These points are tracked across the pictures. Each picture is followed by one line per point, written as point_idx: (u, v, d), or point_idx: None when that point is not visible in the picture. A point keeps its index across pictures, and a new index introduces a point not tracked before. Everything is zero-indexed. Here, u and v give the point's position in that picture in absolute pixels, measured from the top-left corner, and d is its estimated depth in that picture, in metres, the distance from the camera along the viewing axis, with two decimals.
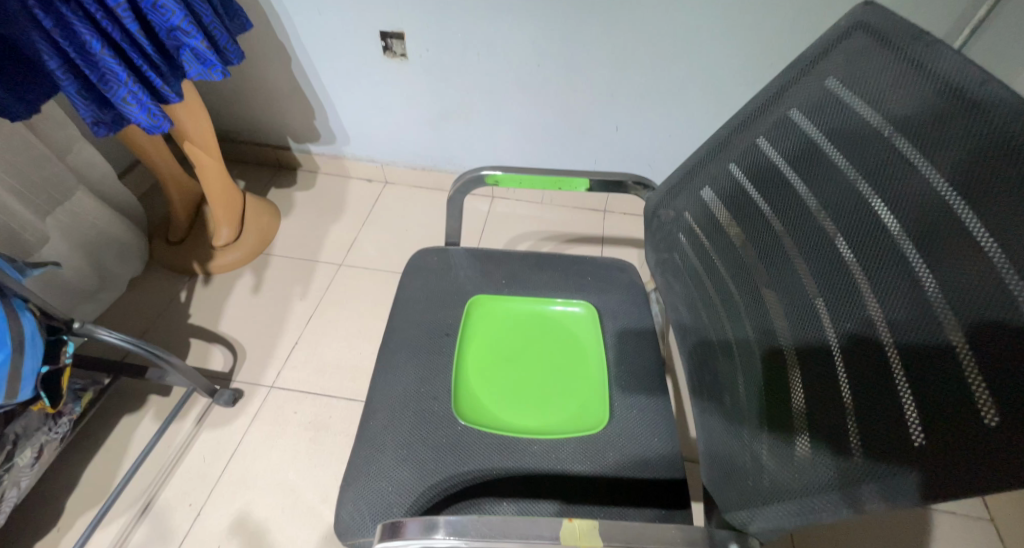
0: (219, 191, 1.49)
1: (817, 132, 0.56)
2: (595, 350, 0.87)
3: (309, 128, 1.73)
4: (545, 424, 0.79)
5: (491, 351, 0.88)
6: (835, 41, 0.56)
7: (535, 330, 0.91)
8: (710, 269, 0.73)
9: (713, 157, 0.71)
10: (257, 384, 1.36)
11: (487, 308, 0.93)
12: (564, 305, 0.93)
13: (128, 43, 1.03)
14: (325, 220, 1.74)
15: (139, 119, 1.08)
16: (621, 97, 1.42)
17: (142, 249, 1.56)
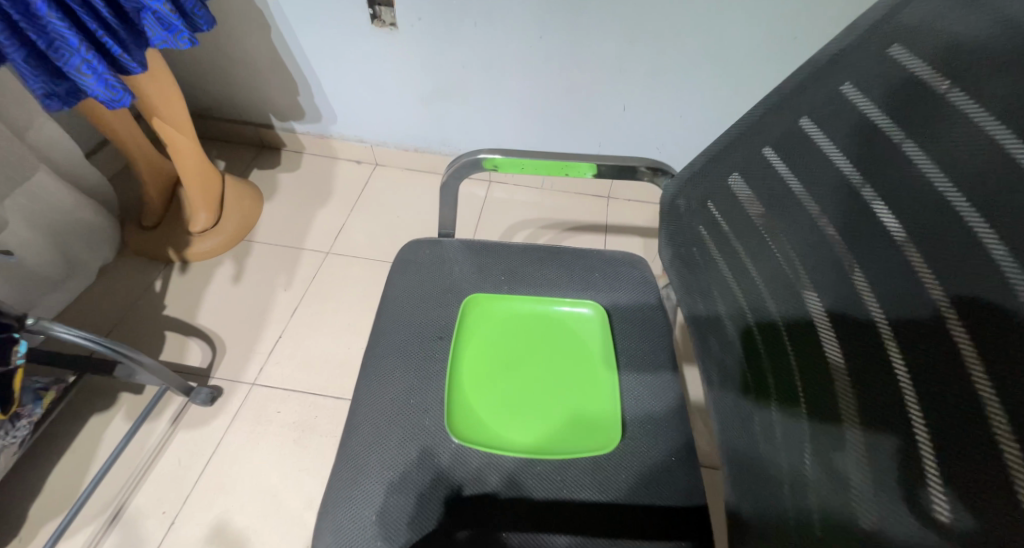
0: (195, 172, 1.39)
1: (873, 105, 0.47)
2: (604, 356, 0.79)
3: (293, 105, 1.62)
4: (549, 442, 0.71)
5: (489, 356, 0.79)
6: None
7: (538, 332, 0.82)
8: (732, 262, 0.64)
9: (742, 143, 0.61)
10: (237, 381, 1.27)
11: (484, 307, 0.84)
12: (570, 304, 0.84)
13: (80, 5, 0.91)
14: (312, 205, 1.64)
15: (97, 93, 0.97)
16: (629, 74, 1.32)
17: (114, 235, 1.45)
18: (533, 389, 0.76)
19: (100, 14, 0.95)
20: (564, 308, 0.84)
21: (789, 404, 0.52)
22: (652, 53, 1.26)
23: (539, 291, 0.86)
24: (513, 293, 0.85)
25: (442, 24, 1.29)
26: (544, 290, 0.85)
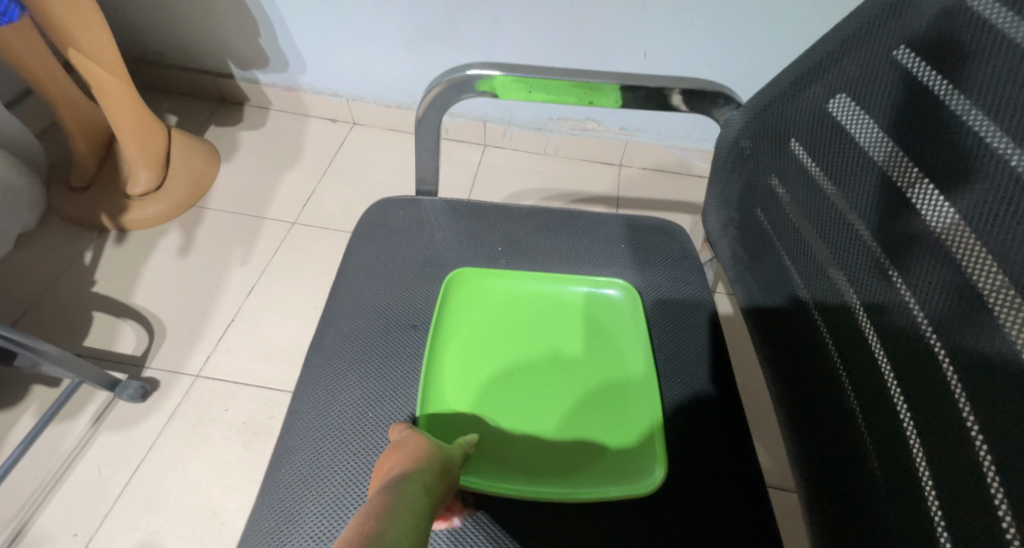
0: (132, 125, 1.15)
1: None
2: (637, 353, 0.58)
3: (254, 49, 1.38)
4: (566, 477, 0.50)
5: (480, 353, 0.58)
6: None
7: (547, 320, 0.61)
8: (807, 213, 0.50)
9: (850, 53, 0.44)
10: (177, 372, 1.06)
11: (474, 286, 0.63)
12: (590, 284, 0.63)
13: None
14: (277, 167, 1.41)
15: None
16: (652, 12, 1.10)
17: (37, 197, 1.22)
18: (542, 399, 0.55)
19: None
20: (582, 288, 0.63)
21: (905, 380, 0.39)
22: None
23: (549, 267, 0.65)
24: (514, 269, 0.64)
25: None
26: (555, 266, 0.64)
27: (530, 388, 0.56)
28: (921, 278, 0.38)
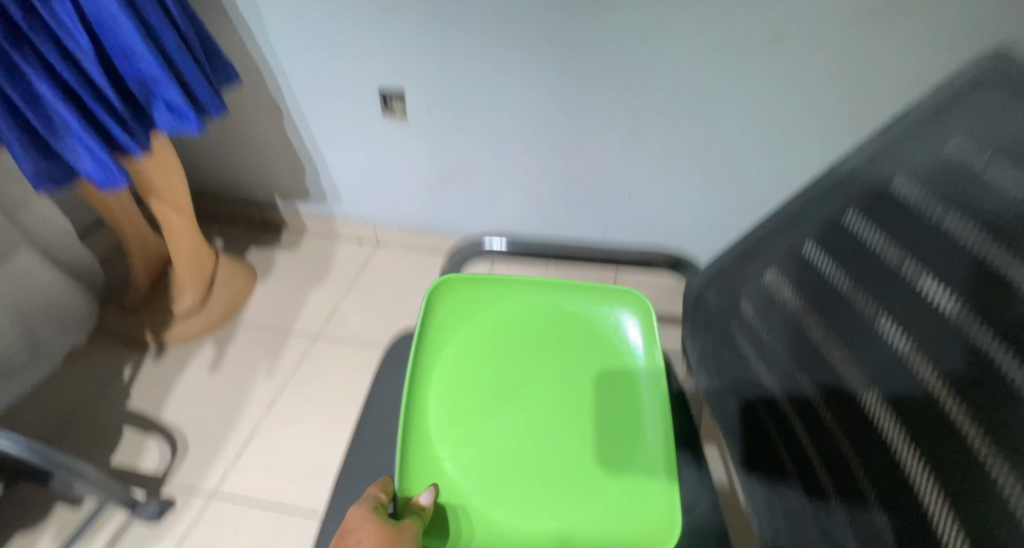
0: (188, 254, 1.30)
1: (936, 194, 0.38)
2: (623, 357, 0.75)
3: (298, 185, 1.58)
4: (576, 506, 0.64)
5: (458, 374, 0.73)
6: (956, 85, 0.38)
7: (534, 344, 0.76)
8: (816, 312, 0.48)
9: (785, 240, 0.52)
10: (195, 488, 1.12)
11: (454, 295, 0.77)
12: (611, 307, 0.78)
13: (87, 87, 0.77)
14: (306, 287, 1.55)
15: (93, 174, 0.81)
16: (642, 163, 1.26)
17: (92, 317, 1.36)
18: (522, 427, 0.69)
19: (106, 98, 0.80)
20: (604, 300, 0.78)
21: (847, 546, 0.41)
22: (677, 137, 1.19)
23: (535, 282, 0.78)
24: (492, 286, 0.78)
25: (456, 110, 1.26)
26: (564, 284, 0.78)
27: (519, 401, 0.71)
28: (960, 375, 0.34)
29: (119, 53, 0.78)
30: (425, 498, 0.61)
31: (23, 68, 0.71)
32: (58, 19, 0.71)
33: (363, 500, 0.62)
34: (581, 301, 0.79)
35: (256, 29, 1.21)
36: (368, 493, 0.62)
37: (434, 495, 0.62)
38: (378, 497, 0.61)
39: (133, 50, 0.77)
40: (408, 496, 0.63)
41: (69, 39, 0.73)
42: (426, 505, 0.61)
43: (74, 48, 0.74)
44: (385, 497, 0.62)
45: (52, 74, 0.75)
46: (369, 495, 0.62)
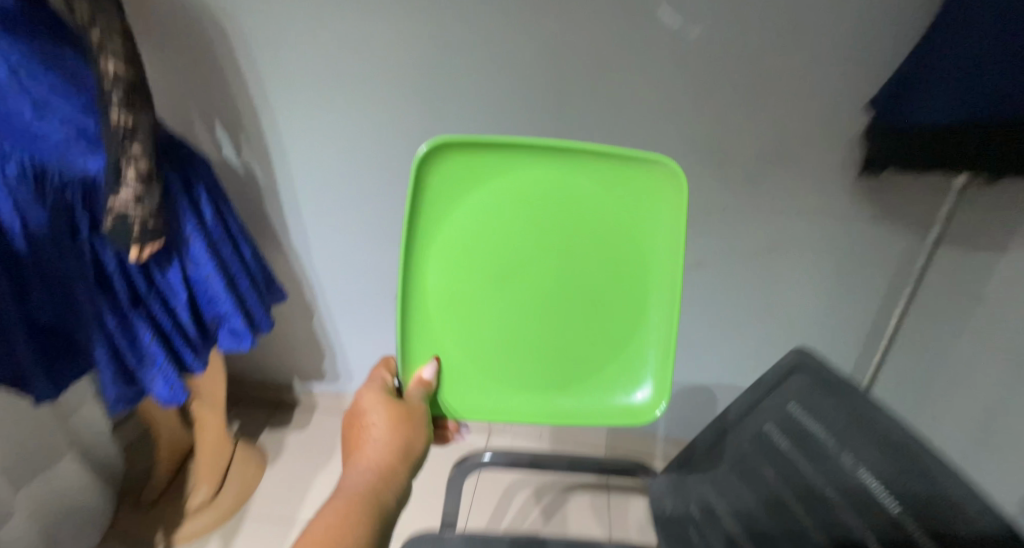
0: (212, 445, 1.41)
1: (788, 449, 0.55)
2: (664, 242, 0.59)
3: (315, 369, 1.69)
4: (565, 388, 0.66)
5: (454, 268, 0.60)
6: (778, 375, 0.58)
7: (541, 224, 0.60)
8: (765, 512, 0.55)
9: (674, 471, 0.65)
10: None
11: (442, 166, 0.56)
12: (639, 170, 0.57)
13: (176, 326, 0.93)
14: (314, 471, 1.59)
15: (162, 395, 0.94)
16: None
17: (107, 516, 1.39)
18: (528, 325, 0.63)
19: (187, 332, 0.95)
20: (627, 174, 0.58)
21: None
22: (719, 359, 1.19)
23: (541, 150, 0.57)
24: (490, 148, 0.56)
25: None
26: (580, 147, 0.56)
27: (525, 334, 0.63)
28: None
29: (206, 297, 0.94)
30: (428, 372, 0.62)
31: (135, 319, 0.88)
32: (167, 281, 0.89)
33: (372, 381, 0.64)
34: (599, 157, 0.57)
35: (305, 250, 1.16)
36: (375, 376, 0.65)
37: (437, 368, 0.63)
38: (386, 379, 0.64)
39: (217, 297, 0.94)
40: (409, 368, 0.63)
41: (171, 294, 0.90)
42: (427, 380, 0.62)
43: (174, 300, 0.91)
44: (391, 381, 0.64)
45: (152, 321, 0.91)
46: (376, 377, 0.65)
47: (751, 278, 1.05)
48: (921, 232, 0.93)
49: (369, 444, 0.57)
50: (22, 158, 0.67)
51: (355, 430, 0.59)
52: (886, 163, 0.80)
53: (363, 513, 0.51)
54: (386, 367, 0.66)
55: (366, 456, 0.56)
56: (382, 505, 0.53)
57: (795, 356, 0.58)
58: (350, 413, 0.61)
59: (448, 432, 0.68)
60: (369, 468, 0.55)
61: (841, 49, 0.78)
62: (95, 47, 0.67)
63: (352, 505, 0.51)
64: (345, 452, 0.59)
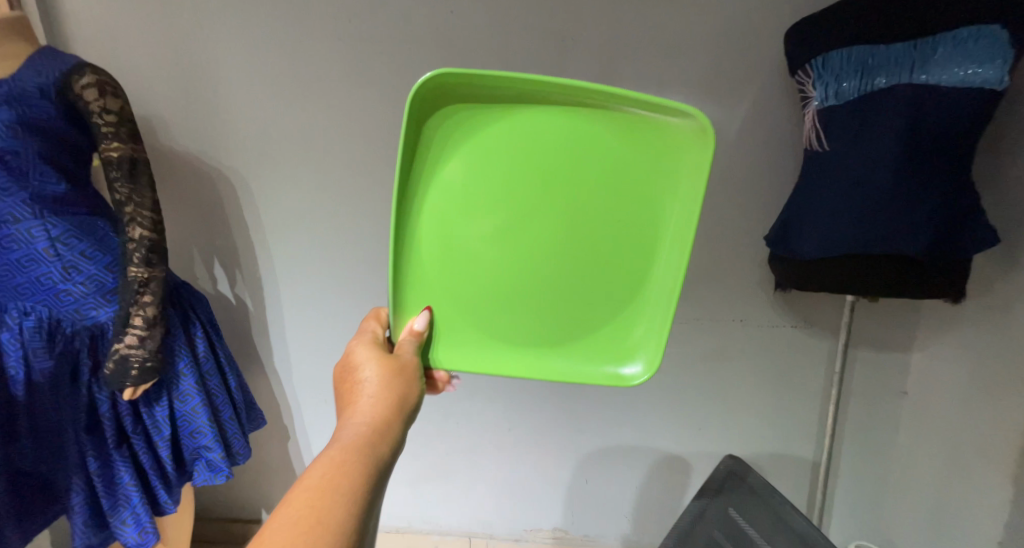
0: None
1: (734, 534, 0.88)
2: (673, 200, 0.64)
3: None
4: (557, 347, 0.70)
5: (453, 203, 0.65)
6: (722, 480, 0.92)
7: (546, 171, 0.64)
8: None
9: None
10: None
11: (450, 104, 0.61)
12: (657, 121, 0.61)
13: (154, 464, 0.96)
14: None
15: (128, 540, 0.93)
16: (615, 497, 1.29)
17: None
18: (525, 280, 0.68)
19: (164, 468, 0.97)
20: (642, 128, 0.62)
21: None
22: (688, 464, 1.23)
23: (550, 97, 0.61)
24: (500, 81, 0.59)
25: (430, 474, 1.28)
26: (598, 90, 0.58)
27: (522, 285, 0.68)
28: None
29: (188, 433, 0.97)
30: (420, 322, 0.67)
31: (117, 460, 0.91)
32: (153, 416, 0.93)
33: (361, 333, 0.69)
34: (614, 112, 0.61)
35: (288, 377, 1.18)
36: (365, 329, 0.70)
37: (428, 321, 0.67)
38: (375, 331, 0.69)
39: (200, 430, 0.97)
40: (401, 320, 0.69)
41: (155, 430, 0.94)
42: (418, 331, 0.67)
43: (157, 436, 0.94)
44: (380, 333, 0.69)
45: (132, 459, 0.94)
46: (367, 330, 0.70)
47: (696, 386, 1.15)
48: (834, 336, 1.08)
49: (363, 399, 0.59)
50: (40, 314, 0.81)
51: (349, 385, 0.62)
52: (789, 284, 0.92)
53: (360, 462, 0.53)
54: (375, 318, 0.72)
55: (360, 410, 0.58)
56: (379, 458, 0.55)
57: (733, 462, 0.93)
58: (342, 366, 0.65)
59: (440, 382, 0.74)
60: (362, 422, 0.57)
61: (740, 189, 1.00)
62: (126, 218, 0.82)
63: (348, 453, 0.53)
64: (339, 406, 0.61)
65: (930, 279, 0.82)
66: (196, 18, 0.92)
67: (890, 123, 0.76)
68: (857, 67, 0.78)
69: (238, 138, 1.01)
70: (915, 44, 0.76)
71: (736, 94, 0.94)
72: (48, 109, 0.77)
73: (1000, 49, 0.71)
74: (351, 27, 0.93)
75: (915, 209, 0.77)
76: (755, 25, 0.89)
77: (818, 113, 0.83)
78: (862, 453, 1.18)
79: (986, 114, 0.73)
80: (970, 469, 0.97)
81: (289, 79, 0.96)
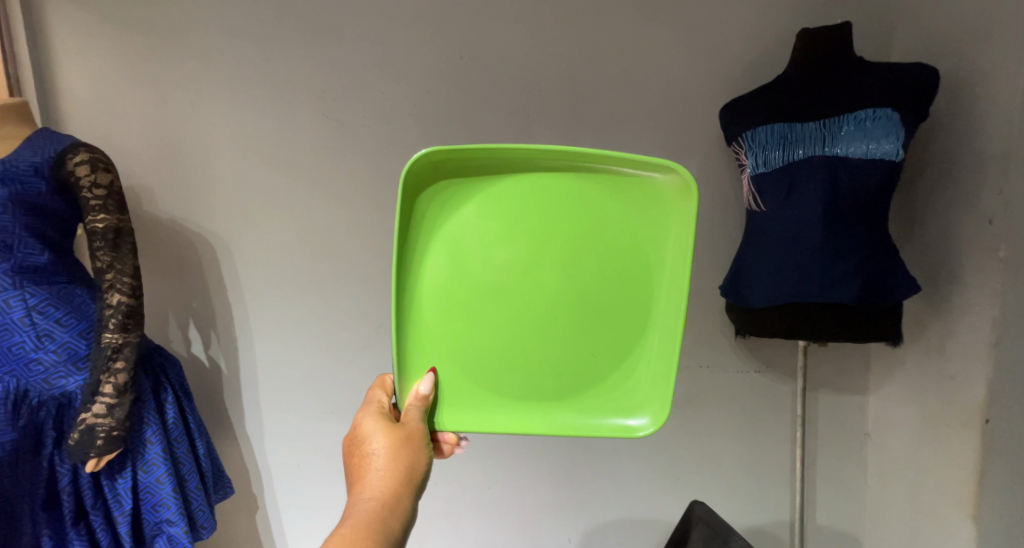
0: None
1: None
2: (664, 250, 0.69)
3: None
4: (564, 402, 0.71)
5: (452, 265, 0.69)
6: (688, 524, 0.97)
7: (541, 231, 0.69)
8: None
9: None
10: None
11: (443, 176, 0.67)
12: (637, 178, 0.68)
13: (112, 542, 0.92)
14: None
15: None
16: None
17: None
18: (528, 335, 0.70)
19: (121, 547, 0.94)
20: (628, 184, 0.68)
21: None
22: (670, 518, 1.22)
23: (538, 163, 0.68)
24: (495, 150, 0.65)
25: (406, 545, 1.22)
26: (583, 152, 0.65)
27: (526, 340, 0.70)
28: None
29: (149, 506, 0.93)
30: (425, 386, 0.68)
31: (72, 538, 0.89)
32: (115, 489, 0.91)
33: (368, 404, 0.72)
34: (604, 172, 0.68)
35: (258, 442, 1.15)
36: (371, 399, 0.73)
37: (433, 383, 0.69)
38: (381, 401, 0.72)
39: (163, 503, 0.93)
40: (406, 384, 0.70)
41: (115, 504, 0.91)
42: (423, 395, 0.68)
43: (117, 511, 0.91)
44: (386, 402, 0.73)
45: (90, 537, 0.92)
46: (373, 400, 0.73)
47: (670, 434, 1.17)
48: (792, 380, 1.14)
49: (371, 472, 0.64)
50: (8, 384, 0.82)
51: (358, 457, 0.66)
52: (747, 332, 0.97)
53: (370, 540, 0.59)
54: (381, 388, 0.75)
55: (369, 484, 0.63)
56: (388, 533, 0.60)
57: (698, 507, 0.97)
58: (352, 437, 0.69)
59: (446, 446, 0.75)
60: (372, 497, 0.62)
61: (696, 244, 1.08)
62: (105, 284, 0.83)
63: (358, 531, 0.59)
64: (351, 479, 0.66)
65: (876, 325, 0.88)
66: (192, 97, 1.01)
67: (812, 188, 0.87)
68: (780, 141, 0.90)
69: (221, 203, 1.05)
70: (826, 122, 0.88)
71: (687, 160, 1.04)
72: (39, 186, 0.81)
73: (894, 128, 0.84)
74: (336, 104, 1.02)
75: (845, 259, 0.85)
76: (697, 104, 1.03)
77: (752, 178, 0.93)
78: (837, 500, 1.19)
79: (891, 180, 0.86)
80: (934, 506, 1.00)
81: (275, 149, 1.03)
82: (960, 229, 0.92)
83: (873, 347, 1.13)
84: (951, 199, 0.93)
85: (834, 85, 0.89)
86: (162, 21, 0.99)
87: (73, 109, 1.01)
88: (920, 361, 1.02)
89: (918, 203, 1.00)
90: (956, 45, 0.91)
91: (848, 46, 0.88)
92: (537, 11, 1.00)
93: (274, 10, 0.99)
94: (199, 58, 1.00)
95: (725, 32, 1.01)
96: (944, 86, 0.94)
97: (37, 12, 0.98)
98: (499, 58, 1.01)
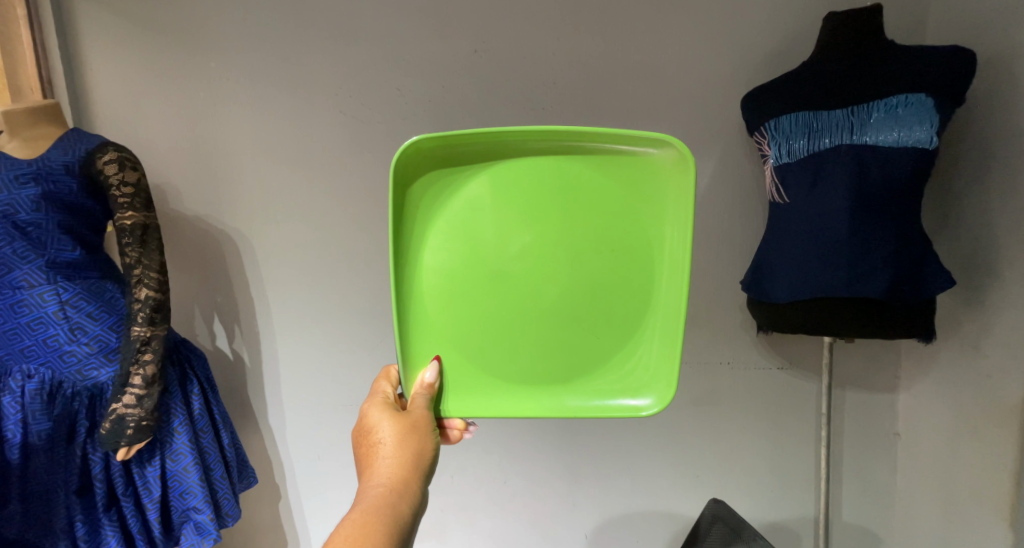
0: None
1: None
2: (663, 226, 0.68)
3: None
4: (570, 386, 0.71)
5: (451, 253, 0.69)
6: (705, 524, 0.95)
7: (539, 215, 0.68)
8: None
9: None
10: None
11: (438, 163, 0.67)
12: (634, 155, 0.67)
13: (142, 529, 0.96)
14: None
15: None
16: None
17: None
18: (528, 318, 0.70)
19: (151, 532, 0.97)
20: (624, 161, 0.68)
21: None
22: (689, 515, 1.20)
23: (533, 145, 0.67)
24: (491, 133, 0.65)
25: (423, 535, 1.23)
26: (576, 133, 0.65)
27: (527, 322, 0.70)
28: None
29: (177, 493, 0.96)
30: (430, 375, 0.69)
31: (104, 523, 0.93)
32: (145, 477, 0.94)
33: (373, 395, 0.73)
34: (601, 151, 0.67)
35: (280, 433, 1.18)
36: (377, 390, 0.74)
37: (438, 372, 0.69)
38: (386, 392, 0.73)
39: (189, 491, 0.96)
40: (411, 373, 0.70)
41: (145, 491, 0.94)
42: (428, 383, 0.69)
43: (147, 498, 0.94)
44: (391, 393, 0.73)
45: (120, 524, 0.95)
46: (379, 391, 0.73)
47: (691, 430, 1.15)
48: (817, 377, 1.11)
49: (379, 460, 0.65)
50: (43, 376, 0.86)
51: (366, 446, 0.67)
52: (771, 328, 0.94)
53: (379, 523, 0.60)
54: (386, 379, 0.76)
55: (378, 471, 0.64)
56: (397, 517, 0.61)
57: (713, 506, 0.96)
58: (359, 427, 0.70)
59: (454, 432, 0.75)
60: (380, 484, 0.63)
61: (717, 239, 1.06)
62: (133, 279, 0.85)
63: (368, 517, 0.60)
64: (360, 467, 0.67)
65: (906, 320, 0.85)
66: (214, 96, 1.03)
67: (837, 180, 0.85)
68: (806, 129, 0.88)
69: (241, 200, 1.07)
70: (854, 109, 0.85)
71: (708, 153, 1.02)
72: (70, 184, 0.84)
73: (927, 114, 0.81)
74: (353, 101, 1.02)
75: (874, 252, 0.83)
76: (717, 96, 1.01)
77: (776, 169, 0.91)
78: (864, 500, 1.16)
79: (925, 168, 0.83)
80: (968, 507, 0.97)
81: (294, 146, 1.04)
82: (997, 223, 0.88)
83: (904, 344, 1.09)
84: (987, 190, 0.90)
85: (862, 70, 0.86)
86: (182, 22, 1.01)
87: (101, 109, 1.04)
88: (954, 358, 0.99)
89: (951, 194, 0.96)
90: (995, 31, 0.87)
91: (880, 29, 0.85)
92: (551, 3, 0.98)
93: (292, 7, 1.00)
94: (219, 57, 1.02)
95: (745, 21, 0.98)
96: (980, 70, 0.89)
97: (66, 16, 1.01)
98: (513, 52, 1.00)
